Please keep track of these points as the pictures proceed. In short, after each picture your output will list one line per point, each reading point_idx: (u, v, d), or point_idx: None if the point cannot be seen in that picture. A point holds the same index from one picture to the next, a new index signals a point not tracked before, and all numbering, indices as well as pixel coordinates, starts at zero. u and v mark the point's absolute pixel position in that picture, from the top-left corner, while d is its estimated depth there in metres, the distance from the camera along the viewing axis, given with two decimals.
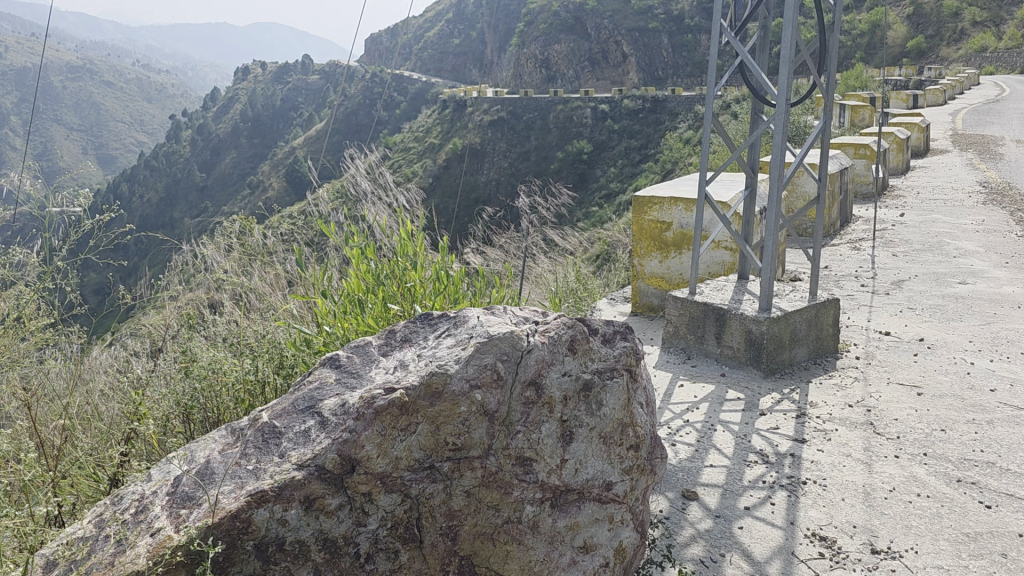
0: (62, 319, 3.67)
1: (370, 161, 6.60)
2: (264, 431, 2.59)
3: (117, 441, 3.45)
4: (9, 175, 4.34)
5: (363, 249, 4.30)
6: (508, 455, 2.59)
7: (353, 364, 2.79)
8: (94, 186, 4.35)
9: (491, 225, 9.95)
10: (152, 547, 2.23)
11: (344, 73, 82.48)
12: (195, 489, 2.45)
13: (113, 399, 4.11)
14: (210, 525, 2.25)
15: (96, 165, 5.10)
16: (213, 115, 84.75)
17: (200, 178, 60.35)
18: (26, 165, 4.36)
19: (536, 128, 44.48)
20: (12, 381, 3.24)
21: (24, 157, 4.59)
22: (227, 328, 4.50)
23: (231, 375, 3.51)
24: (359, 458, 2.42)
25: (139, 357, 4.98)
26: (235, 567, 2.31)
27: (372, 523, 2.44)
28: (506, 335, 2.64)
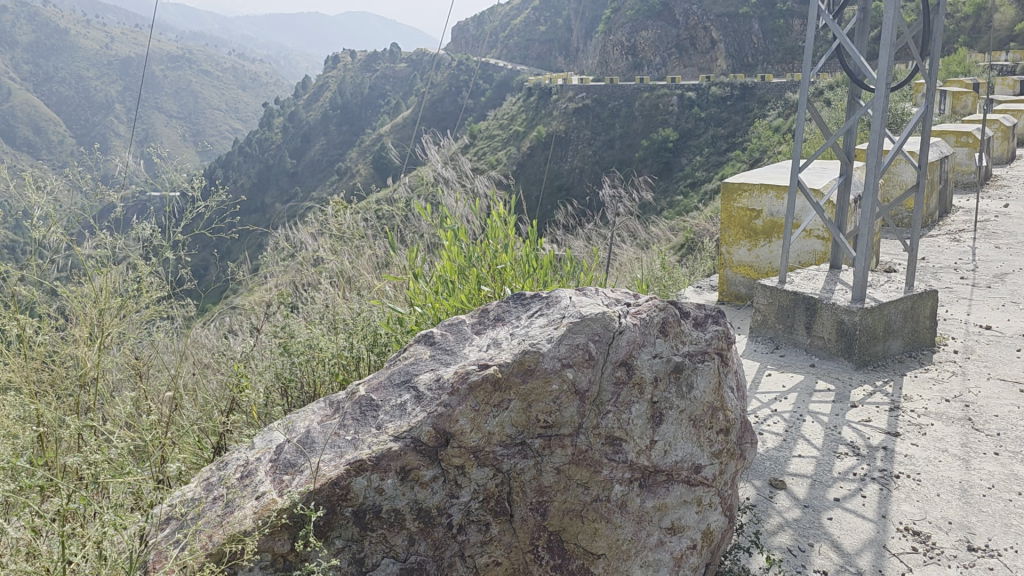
0: (176, 289, 3.87)
1: (455, 148, 6.69)
2: (362, 404, 2.70)
3: (221, 411, 3.60)
4: (120, 158, 4.56)
5: (455, 232, 4.39)
6: (598, 434, 2.63)
7: (447, 342, 2.88)
8: (198, 169, 4.54)
9: (576, 212, 9.98)
10: (258, 510, 2.32)
11: (431, 61, 83.19)
12: (297, 456, 2.56)
13: (215, 372, 4.29)
14: (311, 490, 2.33)
15: (196, 150, 5.32)
16: (305, 104, 86.70)
17: (292, 164, 61.97)
18: (137, 149, 4.59)
19: (621, 116, 44.03)
20: (127, 352, 3.40)
21: (133, 142, 4.81)
22: (323, 308, 4.65)
23: (328, 351, 3.63)
24: (452, 432, 2.48)
25: (239, 333, 5.18)
26: (334, 532, 2.38)
27: (465, 495, 2.50)
28: (598, 316, 2.69)
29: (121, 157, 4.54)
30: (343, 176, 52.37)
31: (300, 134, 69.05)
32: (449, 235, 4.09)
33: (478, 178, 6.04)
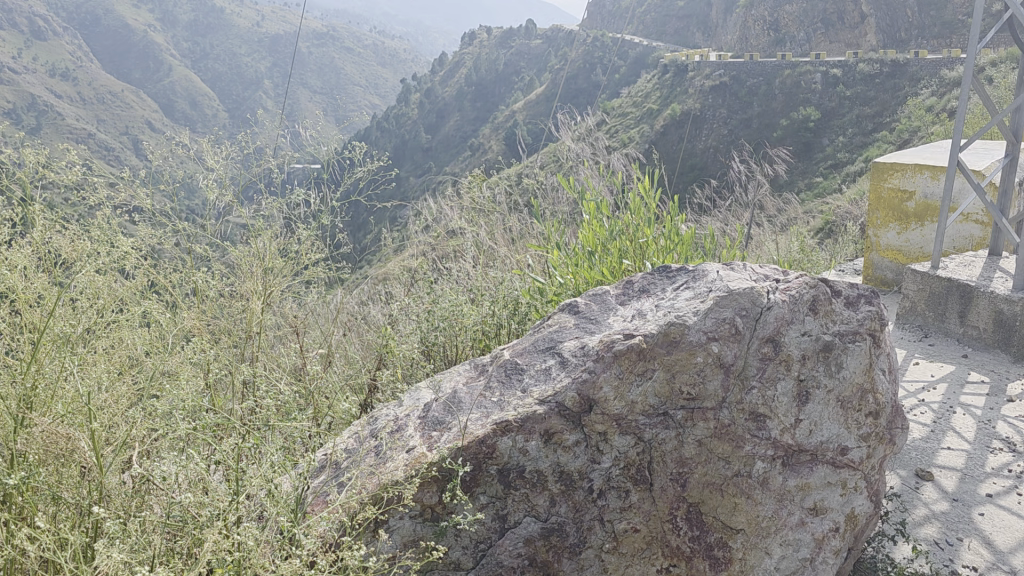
0: (332, 253, 4.06)
1: (590, 123, 6.66)
2: (506, 367, 2.79)
3: (368, 370, 3.75)
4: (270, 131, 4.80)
5: (598, 206, 4.38)
6: (742, 409, 2.61)
7: (591, 311, 2.93)
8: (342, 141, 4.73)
9: (714, 191, 9.76)
10: (410, 462, 2.42)
11: (565, 38, 82.35)
12: (445, 415, 2.66)
13: (361, 335, 4.47)
14: (459, 447, 2.40)
15: (337, 124, 5.53)
16: (441, 80, 87.67)
17: (427, 139, 62.96)
18: (285, 122, 4.83)
19: (759, 93, 42.39)
20: (287, 309, 3.57)
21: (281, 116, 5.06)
22: (465, 276, 4.77)
23: (471, 320, 3.75)
24: (596, 399, 2.53)
25: (381, 298, 5.38)
26: (479, 488, 2.45)
27: (606, 462, 2.54)
28: (746, 290, 2.67)
29: (272, 129, 4.78)
30: (475, 150, 52.80)
31: (436, 110, 69.97)
32: (591, 208, 4.09)
33: (614, 152, 6.00)
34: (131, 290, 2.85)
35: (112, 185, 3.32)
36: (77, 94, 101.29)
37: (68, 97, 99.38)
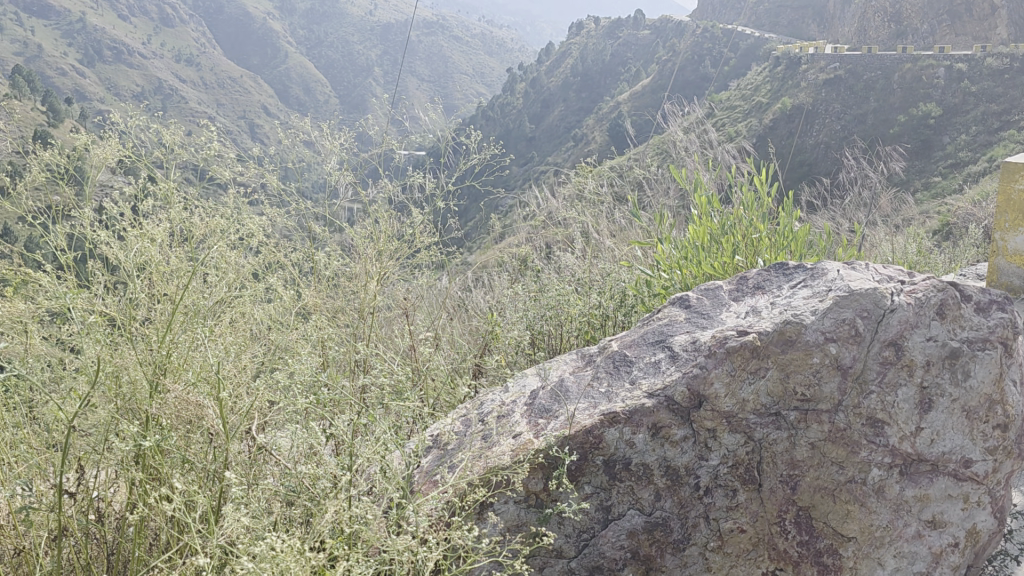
0: (443, 238, 4.13)
1: (700, 115, 6.53)
2: (615, 359, 2.80)
3: (473, 357, 3.80)
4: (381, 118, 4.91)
5: (710, 200, 4.27)
6: (859, 414, 2.52)
7: (703, 306, 2.90)
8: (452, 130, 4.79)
9: (825, 190, 9.41)
10: (516, 448, 2.45)
11: (673, 29, 80.50)
12: (552, 403, 2.68)
13: (468, 320, 4.53)
14: (566, 435, 2.43)
15: (445, 113, 5.61)
16: (546, 71, 87.07)
17: (530, 129, 62.64)
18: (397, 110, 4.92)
19: (876, 88, 40.01)
20: (398, 294, 3.64)
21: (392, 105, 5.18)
22: (571, 265, 4.75)
23: (578, 310, 3.75)
24: (706, 395, 2.50)
25: (485, 285, 5.43)
26: (584, 478, 2.46)
27: (714, 459, 2.50)
28: (869, 291, 2.58)
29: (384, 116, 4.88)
30: (578, 140, 52.34)
31: (541, 100, 69.55)
32: (703, 202, 4.00)
33: (724, 144, 5.86)
34: (255, 266, 2.96)
35: (240, 165, 3.48)
36: (199, 80, 105.67)
37: (191, 82, 103.85)
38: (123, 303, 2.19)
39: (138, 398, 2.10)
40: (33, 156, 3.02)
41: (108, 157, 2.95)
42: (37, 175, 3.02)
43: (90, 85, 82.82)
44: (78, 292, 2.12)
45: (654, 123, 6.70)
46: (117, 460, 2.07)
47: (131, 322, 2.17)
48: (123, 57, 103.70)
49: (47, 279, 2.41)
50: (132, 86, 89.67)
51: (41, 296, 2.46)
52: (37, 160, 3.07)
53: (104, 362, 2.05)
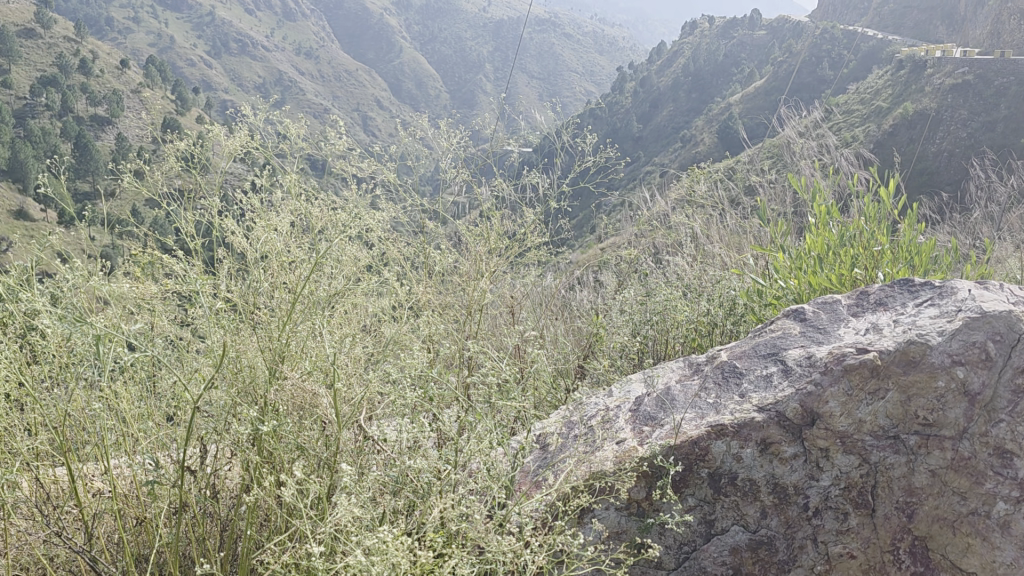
0: (552, 238, 4.12)
1: (818, 117, 6.29)
2: (724, 370, 2.75)
3: (576, 358, 3.80)
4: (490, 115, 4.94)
5: (828, 209, 4.10)
6: (985, 443, 2.36)
7: (818, 320, 2.82)
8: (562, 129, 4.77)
9: (953, 199, 8.87)
10: (620, 454, 2.44)
11: (792, 29, 77.51)
12: (657, 411, 2.66)
13: (572, 322, 4.52)
14: (671, 445, 2.40)
15: (554, 113, 5.59)
16: (656, 69, 85.40)
17: (637, 128, 61.70)
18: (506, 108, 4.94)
19: (1009, 95, 36.93)
20: (505, 293, 3.66)
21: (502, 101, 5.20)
22: (679, 270, 4.67)
23: (684, 315, 3.70)
24: (820, 413, 2.42)
25: (590, 285, 5.40)
26: (688, 489, 2.42)
27: (825, 479, 2.40)
28: (1002, 313, 2.43)
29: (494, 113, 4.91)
30: (686, 141, 51.26)
31: (650, 98, 68.65)
32: (820, 209, 3.85)
33: (844, 149, 5.63)
34: (369, 259, 3.02)
35: (358, 161, 3.57)
36: (316, 72, 109.08)
37: (309, 74, 107.13)
38: (245, 292, 2.28)
39: (255, 385, 2.16)
40: (170, 146, 3.18)
41: (237, 149, 3.08)
42: (173, 166, 3.17)
43: (216, 75, 86.54)
44: (206, 277, 2.21)
45: (770, 127, 6.49)
46: (233, 443, 2.15)
47: (254, 309, 2.26)
48: (247, 48, 107.93)
49: (178, 262, 2.52)
50: (254, 77, 93.27)
51: (170, 278, 2.58)
52: (172, 148, 3.23)
53: (228, 349, 2.14)
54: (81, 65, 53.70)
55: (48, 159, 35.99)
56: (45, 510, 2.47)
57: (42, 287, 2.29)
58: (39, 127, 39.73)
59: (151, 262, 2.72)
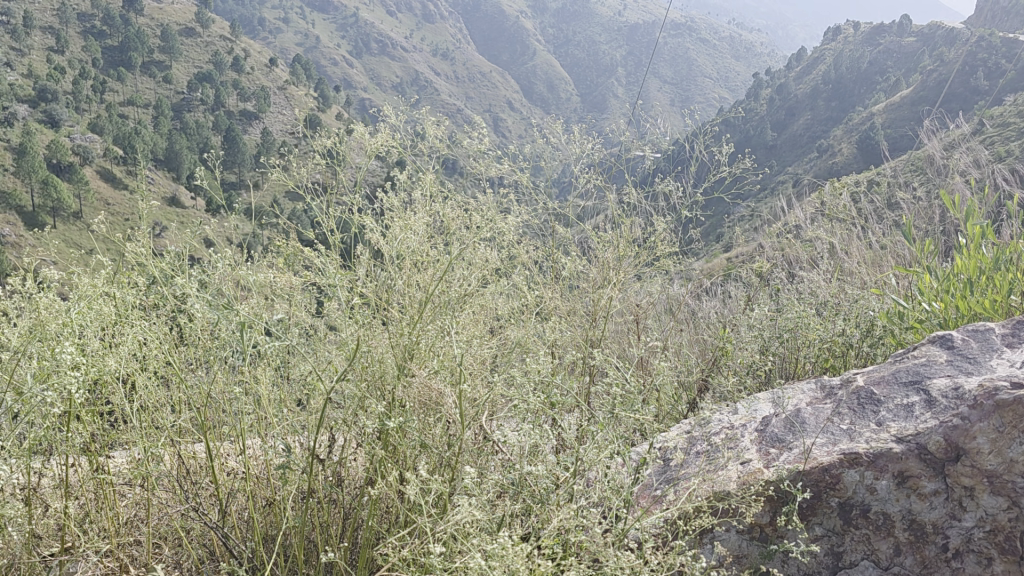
0: (683, 248, 4.05)
1: (971, 131, 5.90)
2: (861, 396, 2.64)
3: (700, 372, 3.72)
4: (623, 121, 4.90)
5: (983, 229, 3.81)
6: None
7: (968, 349, 2.66)
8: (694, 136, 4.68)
9: None
10: (744, 475, 2.37)
11: (946, 35, 73.16)
12: (786, 433, 2.58)
13: (698, 335, 4.44)
14: (800, 471, 2.33)
15: (686, 120, 5.52)
16: (795, 75, 82.54)
17: (772, 137, 59.89)
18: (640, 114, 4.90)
19: None
20: (630, 301, 3.58)
21: (634, 106, 5.16)
22: (813, 286, 4.50)
23: (817, 332, 3.57)
24: (966, 449, 2.25)
25: (717, 297, 5.28)
26: (817, 517, 2.34)
27: (969, 520, 2.21)
28: None
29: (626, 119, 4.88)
30: (823, 152, 49.29)
31: (787, 106, 66.71)
32: (971, 230, 3.60)
33: (1000, 165, 5.24)
34: (498, 264, 3.05)
35: (494, 164, 3.62)
36: (451, 73, 111.65)
37: (445, 75, 109.65)
38: (380, 288, 2.34)
39: (385, 380, 2.21)
40: (319, 144, 3.33)
41: (378, 148, 3.17)
42: (319, 163, 3.31)
43: (357, 75, 89.78)
44: (346, 273, 2.29)
45: (918, 139, 6.14)
46: (361, 434, 2.20)
47: (388, 307, 2.32)
48: (388, 49, 111.65)
49: (317, 256, 2.62)
50: (393, 77, 96.42)
51: (309, 271, 2.68)
52: (319, 145, 3.37)
53: (364, 345, 2.20)
54: (234, 64, 56.90)
55: (201, 152, 38.34)
56: (184, 485, 2.63)
57: (193, 274, 2.44)
58: (195, 121, 42.47)
59: (294, 255, 2.85)
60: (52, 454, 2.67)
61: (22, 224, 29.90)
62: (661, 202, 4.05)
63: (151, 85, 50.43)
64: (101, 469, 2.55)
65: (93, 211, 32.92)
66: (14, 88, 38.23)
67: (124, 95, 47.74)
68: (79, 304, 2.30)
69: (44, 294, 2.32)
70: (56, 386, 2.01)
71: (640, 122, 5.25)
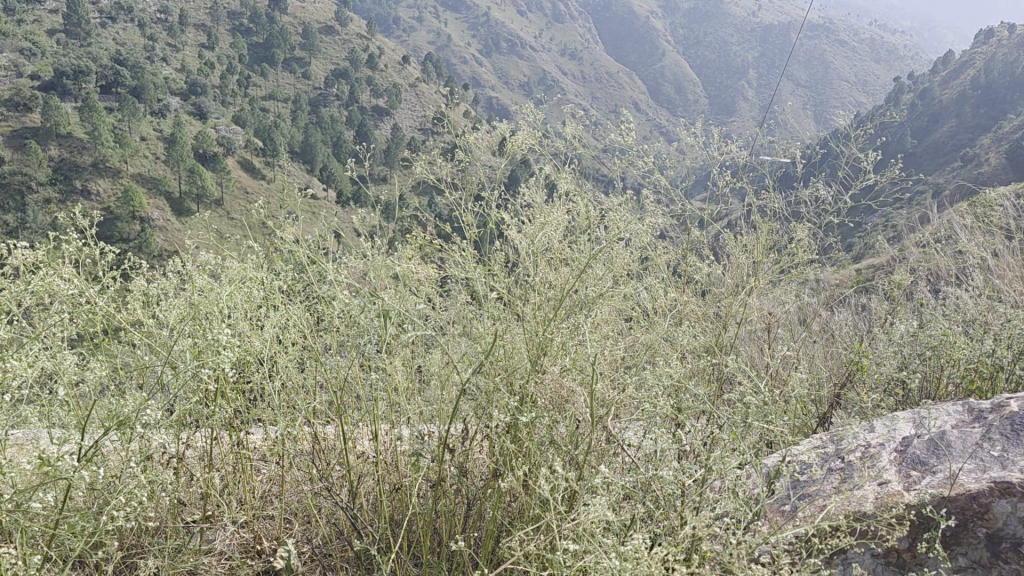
0: (821, 256, 3.90)
1: None
2: (1014, 423, 2.49)
3: (833, 386, 3.59)
4: (762, 125, 4.78)
5: None
6: None
7: None
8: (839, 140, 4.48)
9: None
10: (882, 495, 2.27)
11: None
12: (929, 456, 2.46)
13: (834, 349, 4.28)
14: (945, 496, 2.22)
15: (827, 126, 5.33)
16: (942, 78, 77.93)
17: (912, 143, 56.70)
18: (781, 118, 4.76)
19: None
20: (764, 310, 3.47)
21: (774, 109, 5.03)
22: (961, 301, 4.24)
23: (962, 352, 3.37)
24: None
25: (855, 309, 5.06)
26: (960, 547, 2.20)
27: None
28: None
29: (764, 124, 4.76)
30: (969, 160, 46.29)
31: (930, 112, 63.11)
32: None
33: None
34: (630, 266, 3.02)
35: (630, 164, 3.60)
36: (579, 72, 111.61)
37: (573, 75, 109.68)
38: (514, 287, 2.37)
39: (517, 377, 2.24)
40: (456, 140, 3.39)
41: (517, 146, 3.21)
42: (457, 159, 3.37)
43: (486, 73, 90.91)
44: (484, 270, 2.33)
45: None
46: (492, 427, 2.24)
47: (521, 303, 2.34)
48: (516, 48, 112.82)
49: (454, 249, 2.67)
50: (520, 76, 97.32)
51: (446, 263, 2.74)
52: (457, 142, 3.44)
53: (498, 340, 2.24)
54: (370, 61, 58.67)
55: (334, 145, 39.71)
56: (316, 465, 2.74)
57: (337, 262, 2.54)
58: (331, 115, 44.06)
59: (430, 247, 2.91)
60: (199, 425, 2.84)
61: (170, 209, 31.72)
62: (801, 207, 3.93)
63: (291, 80, 52.64)
64: (241, 443, 2.69)
65: (234, 199, 34.59)
66: (169, 81, 40.70)
67: (267, 88, 50.07)
68: (229, 286, 2.43)
69: (200, 275, 2.47)
70: (207, 362, 2.12)
71: (779, 126, 5.11)
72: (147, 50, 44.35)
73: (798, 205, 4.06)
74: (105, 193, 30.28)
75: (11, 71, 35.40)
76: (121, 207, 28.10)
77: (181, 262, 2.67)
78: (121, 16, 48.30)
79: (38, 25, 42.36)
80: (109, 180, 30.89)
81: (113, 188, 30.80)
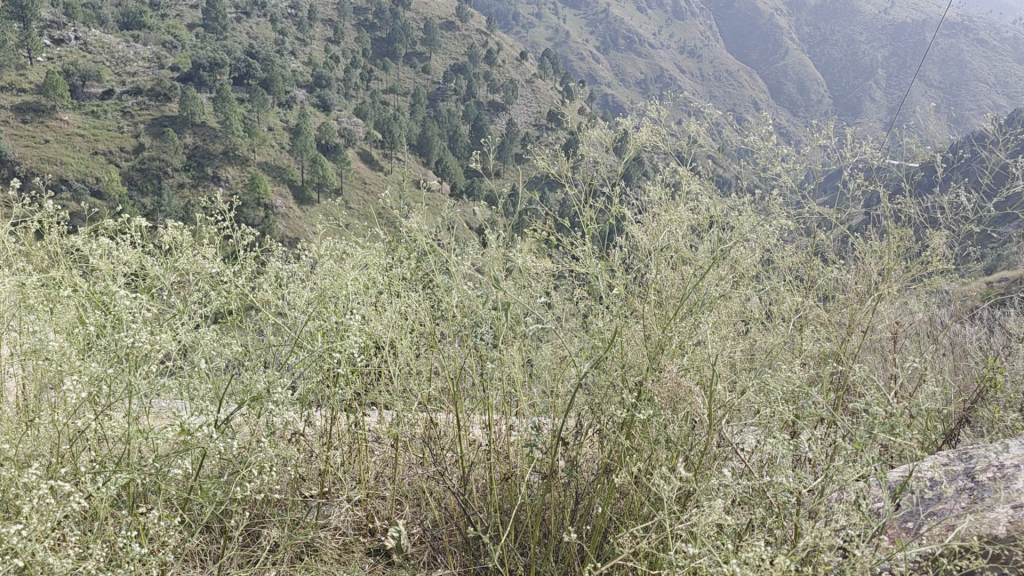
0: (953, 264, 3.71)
1: None
2: None
3: (962, 400, 3.42)
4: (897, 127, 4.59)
5: None
6: None
7: None
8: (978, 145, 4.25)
9: None
10: (1016, 518, 2.16)
11: None
12: None
13: (963, 362, 4.07)
14: None
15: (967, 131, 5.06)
16: None
17: None
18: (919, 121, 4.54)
19: None
20: (891, 318, 3.33)
21: (910, 111, 4.82)
22: None
23: None
24: None
25: (989, 323, 4.80)
26: None
27: None
28: None
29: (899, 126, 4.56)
30: None
31: None
32: None
33: None
34: (751, 265, 2.96)
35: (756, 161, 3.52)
36: (698, 69, 109.34)
37: (692, 73, 107.56)
38: (632, 283, 2.36)
39: (634, 373, 2.22)
40: (575, 137, 3.39)
41: (641, 143, 3.20)
42: (581, 154, 3.38)
43: (603, 71, 90.35)
44: (606, 264, 2.33)
45: None
46: (607, 420, 2.23)
47: (641, 300, 2.33)
48: (634, 45, 111.59)
49: (573, 244, 2.69)
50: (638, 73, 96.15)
51: (566, 256, 2.75)
52: (581, 137, 3.45)
53: (617, 336, 2.23)
54: (488, 57, 59.25)
55: (450, 139, 40.32)
56: (429, 447, 2.80)
57: (460, 251, 2.59)
58: (448, 110, 44.79)
59: (551, 242, 2.93)
60: (319, 404, 2.95)
61: (292, 197, 32.85)
62: (936, 214, 3.75)
63: (411, 74, 53.76)
64: (358, 422, 2.78)
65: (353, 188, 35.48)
66: (296, 74, 42.22)
67: (387, 82, 51.38)
68: (355, 271, 2.52)
69: (328, 259, 2.57)
70: (333, 341, 2.21)
71: (915, 129, 4.89)
72: (277, 45, 46.16)
73: (933, 211, 3.87)
74: (234, 179, 31.52)
75: (153, 63, 37.48)
76: (247, 194, 29.28)
77: (308, 246, 2.78)
78: (255, 11, 50.44)
79: (179, 20, 44.72)
80: (237, 167, 32.17)
81: (241, 175, 32.11)
